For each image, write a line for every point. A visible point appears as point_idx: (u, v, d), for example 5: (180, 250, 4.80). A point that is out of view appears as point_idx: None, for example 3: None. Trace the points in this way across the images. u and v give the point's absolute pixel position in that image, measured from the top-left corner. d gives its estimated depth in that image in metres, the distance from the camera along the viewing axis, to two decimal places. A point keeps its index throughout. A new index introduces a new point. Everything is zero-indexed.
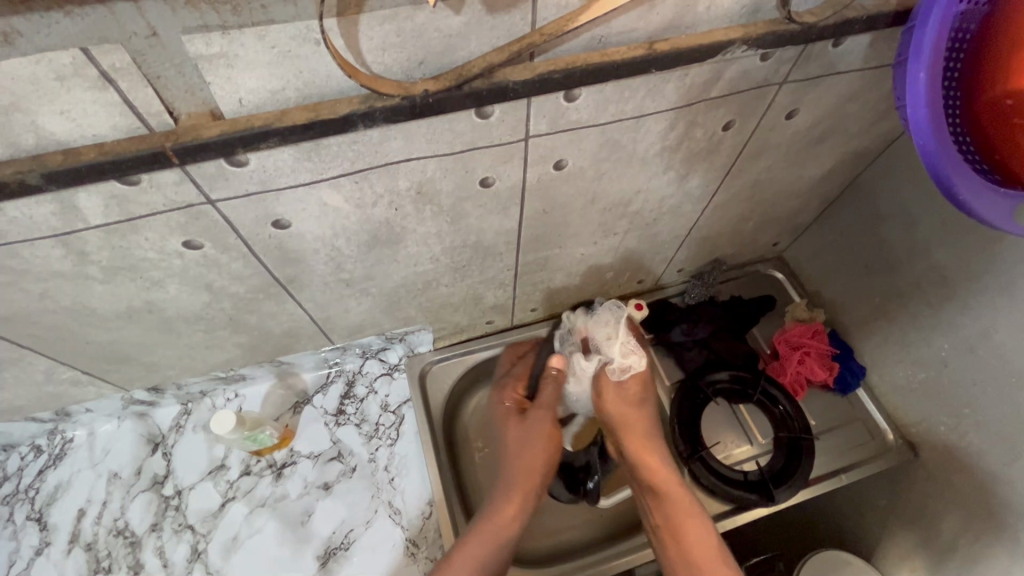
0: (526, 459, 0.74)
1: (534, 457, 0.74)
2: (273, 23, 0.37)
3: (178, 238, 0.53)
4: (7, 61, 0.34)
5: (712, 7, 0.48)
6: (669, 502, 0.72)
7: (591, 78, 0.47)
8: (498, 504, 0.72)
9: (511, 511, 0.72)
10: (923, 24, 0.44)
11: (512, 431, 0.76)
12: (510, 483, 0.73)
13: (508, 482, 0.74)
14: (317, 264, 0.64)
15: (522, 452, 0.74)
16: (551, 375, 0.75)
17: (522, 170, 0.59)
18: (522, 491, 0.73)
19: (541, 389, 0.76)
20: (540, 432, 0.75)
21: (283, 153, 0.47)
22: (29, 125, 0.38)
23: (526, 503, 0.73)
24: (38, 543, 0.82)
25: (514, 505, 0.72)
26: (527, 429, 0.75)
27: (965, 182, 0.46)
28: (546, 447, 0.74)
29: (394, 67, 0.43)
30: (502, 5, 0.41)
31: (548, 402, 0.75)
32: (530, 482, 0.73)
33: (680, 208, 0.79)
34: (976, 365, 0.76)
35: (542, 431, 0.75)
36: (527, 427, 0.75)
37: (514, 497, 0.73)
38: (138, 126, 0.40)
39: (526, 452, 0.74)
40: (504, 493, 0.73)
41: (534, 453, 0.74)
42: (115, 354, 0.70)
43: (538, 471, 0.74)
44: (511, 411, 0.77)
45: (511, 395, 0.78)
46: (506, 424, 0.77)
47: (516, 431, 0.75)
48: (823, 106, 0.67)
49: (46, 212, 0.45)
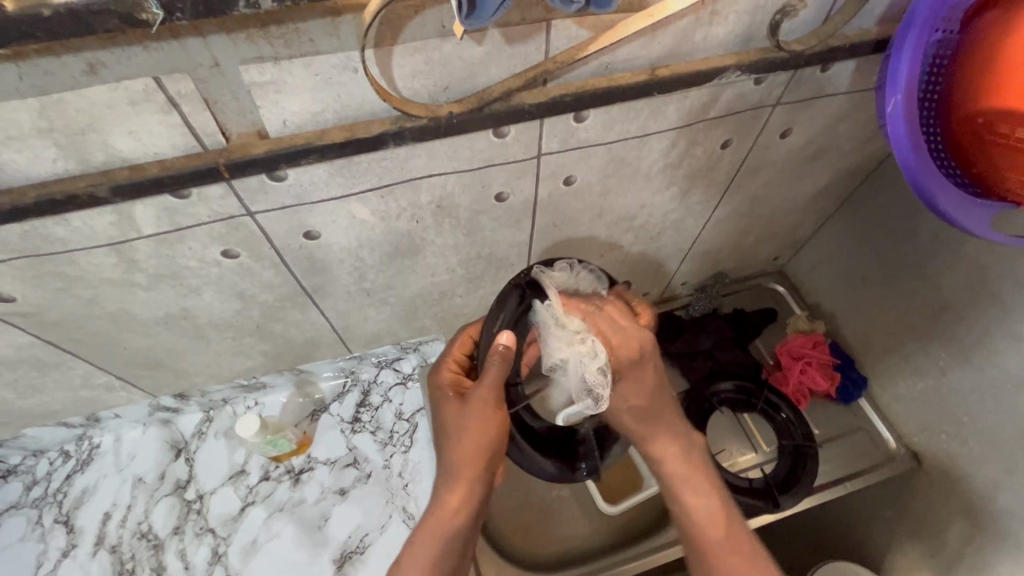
0: (465, 447, 0.62)
1: (475, 446, 0.61)
2: (318, 54, 0.42)
3: (218, 248, 0.57)
4: (90, 89, 0.39)
5: (708, 37, 0.53)
6: (694, 491, 0.65)
7: (599, 101, 0.52)
8: (440, 497, 0.63)
9: (456, 507, 0.63)
10: (899, 52, 0.48)
11: (450, 416, 0.63)
12: (451, 473, 0.63)
13: (449, 473, 0.63)
14: (341, 273, 0.68)
15: (460, 438, 0.62)
16: (495, 353, 0.60)
17: (534, 185, 0.64)
18: (462, 482, 0.62)
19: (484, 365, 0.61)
20: (485, 418, 0.61)
21: (319, 169, 0.51)
22: (101, 145, 0.43)
23: (472, 500, 0.63)
24: (65, 545, 0.84)
25: (457, 499, 0.63)
26: (466, 413, 0.62)
27: (944, 195, 0.51)
28: (491, 435, 0.62)
29: (422, 91, 0.48)
30: (520, 37, 0.46)
31: (491, 384, 0.61)
32: (472, 474, 0.62)
33: (683, 222, 0.83)
34: (972, 373, 0.79)
35: (485, 416, 0.61)
36: (468, 412, 0.62)
37: (457, 490, 0.63)
38: (194, 145, 0.45)
39: (466, 442, 0.61)
40: (445, 485, 0.63)
41: (474, 441, 0.61)
42: (148, 359, 0.74)
43: (481, 461, 0.62)
44: (450, 393, 0.65)
45: (447, 376, 0.67)
46: (444, 405, 0.65)
47: (453, 417, 0.63)
48: (815, 125, 0.71)
49: (105, 223, 0.50)
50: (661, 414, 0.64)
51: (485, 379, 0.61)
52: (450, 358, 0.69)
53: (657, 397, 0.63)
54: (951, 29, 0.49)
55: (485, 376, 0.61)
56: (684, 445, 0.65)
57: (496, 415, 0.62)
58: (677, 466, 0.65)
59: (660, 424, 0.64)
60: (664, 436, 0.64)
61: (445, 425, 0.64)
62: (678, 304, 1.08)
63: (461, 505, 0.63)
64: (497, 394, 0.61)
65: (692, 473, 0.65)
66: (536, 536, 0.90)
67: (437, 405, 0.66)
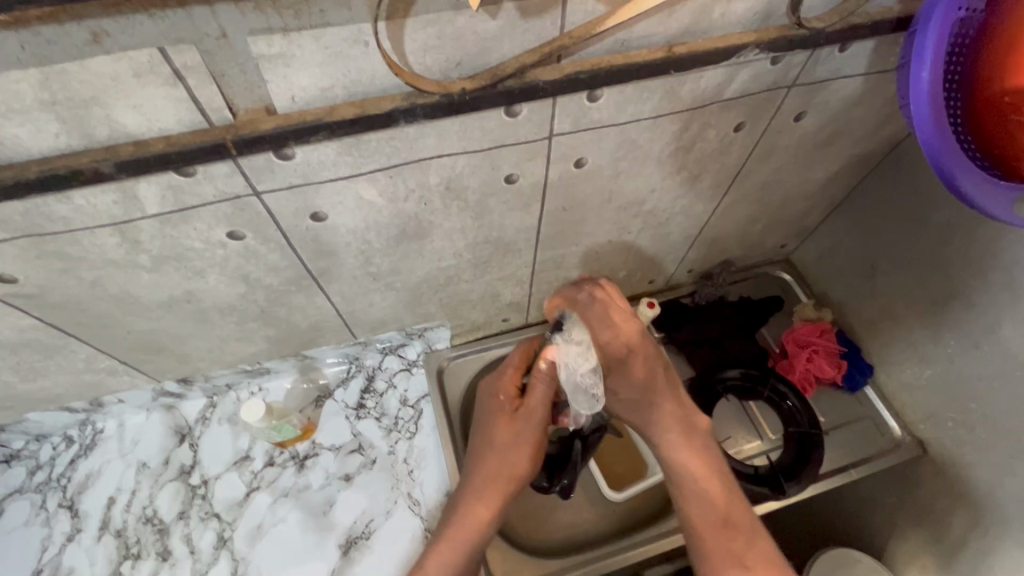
0: (511, 462, 0.73)
1: (517, 465, 0.73)
2: (328, 26, 0.40)
3: (223, 229, 0.56)
4: (93, 59, 0.37)
5: (726, 13, 0.52)
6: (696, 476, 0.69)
7: (614, 79, 0.51)
8: (474, 506, 0.73)
9: (483, 517, 0.72)
10: (925, 28, 0.47)
11: (503, 433, 0.73)
12: (489, 486, 0.73)
13: (485, 485, 0.73)
14: (348, 257, 0.67)
15: (512, 455, 0.73)
16: (540, 371, 0.71)
17: (545, 167, 0.63)
18: (496, 497, 0.73)
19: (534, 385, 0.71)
20: (534, 437, 0.73)
21: (327, 148, 0.50)
22: (104, 119, 0.41)
23: (498, 512, 0.73)
24: (69, 530, 0.84)
25: (488, 509, 0.72)
26: (519, 431, 0.72)
27: (967, 176, 0.49)
28: (531, 457, 0.73)
29: (433, 67, 0.46)
30: (535, 11, 0.44)
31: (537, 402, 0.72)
32: (508, 491, 0.73)
33: (692, 208, 0.82)
34: (982, 361, 0.78)
35: (534, 436, 0.73)
36: (522, 430, 0.72)
37: (488, 502, 0.73)
38: (200, 120, 0.44)
39: (514, 459, 0.73)
40: (478, 495, 0.73)
41: (520, 462, 0.73)
42: (151, 343, 0.73)
43: (515, 477, 0.73)
44: (506, 406, 0.73)
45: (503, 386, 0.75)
46: (498, 419, 0.73)
47: (508, 432, 0.73)
48: (829, 109, 0.70)
49: (108, 201, 0.49)
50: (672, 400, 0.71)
51: (535, 396, 0.71)
52: (512, 366, 0.75)
53: (654, 383, 0.70)
54: (976, 7, 0.47)
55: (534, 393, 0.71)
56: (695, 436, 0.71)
57: (535, 437, 0.73)
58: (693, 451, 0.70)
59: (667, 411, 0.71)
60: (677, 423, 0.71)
61: (497, 435, 0.73)
62: (685, 291, 1.07)
63: (487, 517, 0.72)
64: (542, 414, 0.72)
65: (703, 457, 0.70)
66: (536, 523, 0.89)
67: (489, 413, 0.75)
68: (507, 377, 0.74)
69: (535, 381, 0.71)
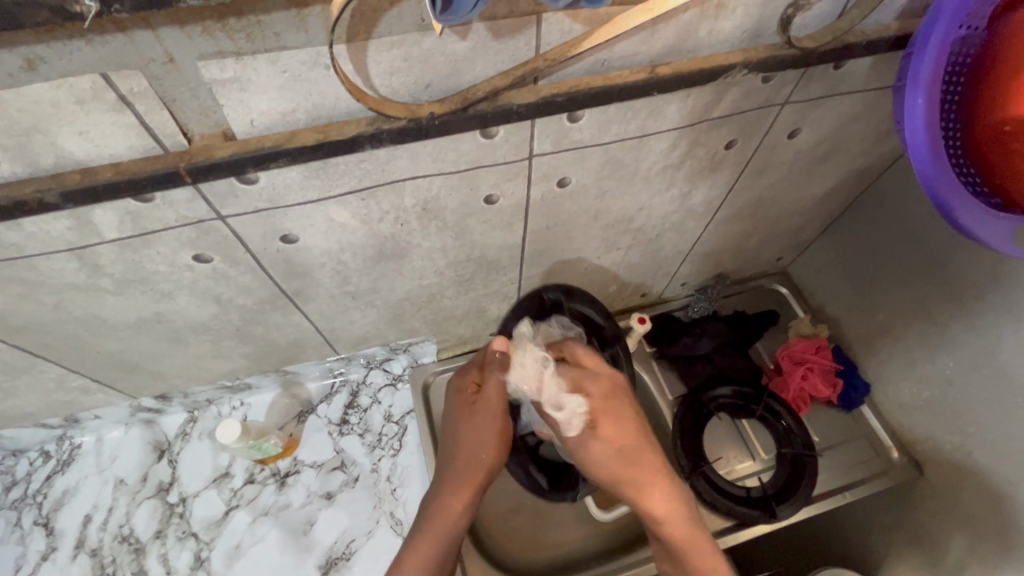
0: (481, 452, 0.73)
1: (487, 452, 0.73)
2: (285, 50, 0.38)
3: (188, 253, 0.54)
4: (30, 87, 0.35)
5: (714, 32, 0.49)
6: (693, 535, 0.71)
7: (593, 102, 0.48)
8: (448, 501, 0.71)
9: (459, 509, 0.71)
10: (921, 50, 0.44)
11: (469, 423, 0.74)
12: (462, 479, 0.73)
13: (458, 478, 0.72)
14: (323, 277, 0.65)
15: (481, 443, 0.73)
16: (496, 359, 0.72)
17: (526, 187, 0.60)
18: (468, 490, 0.72)
19: (490, 376, 0.74)
20: (499, 425, 0.74)
21: (292, 171, 0.48)
22: (49, 146, 0.39)
23: (472, 506, 0.72)
24: (44, 548, 0.83)
25: (463, 503, 0.71)
26: (484, 420, 0.74)
27: (965, 208, 0.46)
28: (496, 447, 0.74)
29: (401, 90, 0.44)
30: (507, 31, 0.42)
31: (497, 390, 0.74)
32: (479, 479, 0.73)
33: (683, 224, 0.79)
34: (980, 384, 0.76)
35: (497, 429, 0.74)
36: (486, 418, 0.74)
37: (465, 495, 0.72)
38: (153, 146, 0.42)
39: (484, 448, 0.73)
40: (451, 489, 0.72)
41: (490, 448, 0.73)
42: (123, 362, 0.71)
43: (486, 465, 0.73)
44: (471, 399, 0.76)
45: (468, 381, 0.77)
46: (462, 412, 0.75)
47: (474, 422, 0.74)
48: (826, 125, 0.68)
49: (62, 227, 0.47)
50: (636, 458, 0.73)
51: (490, 385, 0.74)
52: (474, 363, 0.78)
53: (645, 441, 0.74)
54: (976, 25, 0.45)
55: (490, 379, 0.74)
56: (661, 491, 0.72)
57: (504, 421, 0.74)
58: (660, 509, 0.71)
59: (633, 467, 0.72)
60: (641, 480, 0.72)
61: (461, 426, 0.75)
62: (678, 305, 1.04)
63: (463, 509, 0.71)
64: (503, 396, 0.74)
65: (684, 521, 0.71)
66: (524, 543, 0.86)
67: (455, 407, 0.77)
68: (471, 373, 0.77)
69: (489, 371, 0.74)
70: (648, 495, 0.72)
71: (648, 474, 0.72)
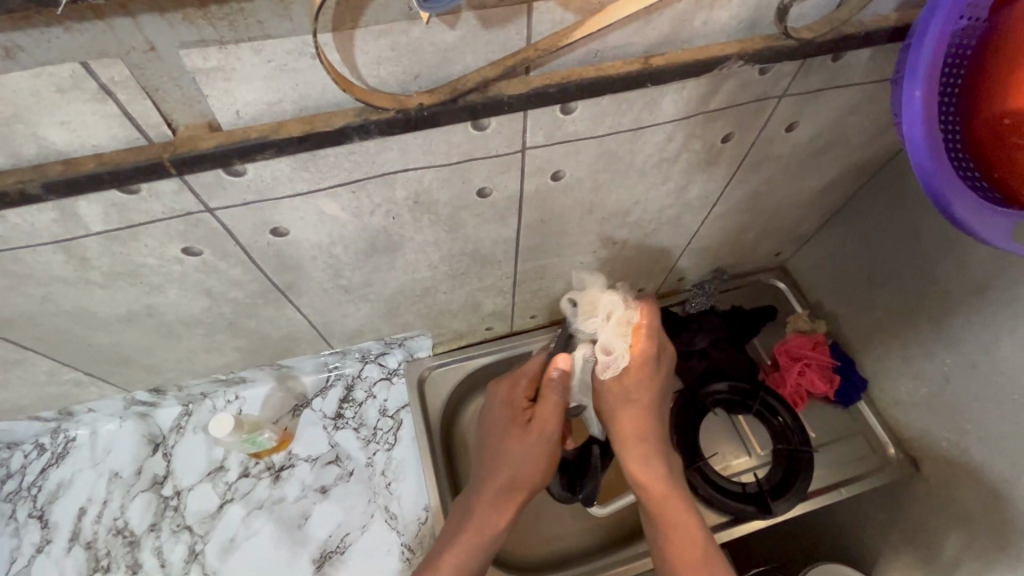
0: (525, 473, 0.72)
1: (533, 474, 0.72)
2: (269, 38, 0.37)
3: (177, 246, 0.54)
4: (8, 76, 0.34)
5: (709, 22, 0.48)
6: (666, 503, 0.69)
7: (585, 93, 0.48)
8: (489, 517, 0.71)
9: (500, 526, 0.71)
10: (920, 42, 0.43)
11: (516, 443, 0.73)
12: (505, 498, 0.72)
13: (500, 495, 0.72)
14: (315, 271, 0.64)
15: (527, 466, 0.72)
16: (557, 377, 0.72)
17: (520, 180, 0.60)
18: (511, 508, 0.72)
19: (546, 395, 0.72)
20: (547, 448, 0.73)
21: (280, 163, 0.47)
22: (30, 136, 0.39)
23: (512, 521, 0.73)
24: (39, 540, 0.83)
25: (504, 520, 0.72)
26: (534, 443, 0.72)
27: (963, 202, 0.46)
28: (542, 471, 0.73)
29: (389, 80, 0.43)
30: (497, 21, 0.41)
31: (551, 411, 0.72)
32: (521, 499, 0.73)
33: (680, 218, 0.78)
34: (977, 381, 0.75)
35: (545, 453, 0.73)
36: (535, 441, 0.72)
37: (506, 512, 0.72)
38: (136, 136, 0.41)
39: (530, 470, 0.72)
40: (493, 507, 0.72)
41: (534, 470, 0.72)
42: (115, 356, 0.71)
43: (529, 485, 0.73)
44: (520, 417, 0.74)
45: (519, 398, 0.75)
46: (511, 429, 0.74)
47: (521, 443, 0.72)
48: (824, 118, 0.67)
49: (47, 219, 0.46)
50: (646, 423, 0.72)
51: (547, 405, 0.72)
52: (525, 378, 0.76)
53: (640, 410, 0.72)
54: (978, 16, 0.44)
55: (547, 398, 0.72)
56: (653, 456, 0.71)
57: (553, 446, 0.73)
58: (652, 483, 0.70)
59: (639, 433, 0.71)
60: (642, 449, 0.71)
61: (508, 445, 0.73)
62: (676, 300, 1.04)
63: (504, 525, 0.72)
64: (557, 420, 0.73)
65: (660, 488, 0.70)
66: (518, 537, 0.85)
67: (502, 422, 0.75)
68: (522, 389, 0.75)
69: (547, 390, 0.72)
70: (643, 466, 0.71)
71: (629, 439, 0.71)
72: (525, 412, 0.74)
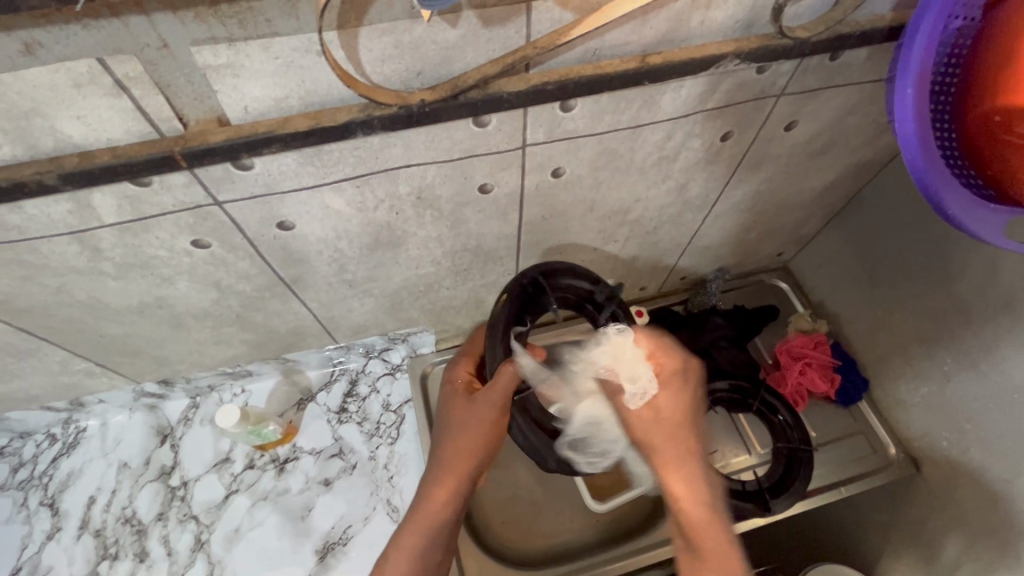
0: (461, 438, 0.65)
1: (474, 439, 0.65)
2: (277, 36, 0.39)
3: (187, 238, 0.55)
4: (30, 71, 0.36)
5: (706, 22, 0.49)
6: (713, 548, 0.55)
7: (584, 90, 0.49)
8: (430, 488, 0.64)
9: (443, 497, 0.64)
10: (911, 40, 0.44)
11: (456, 409, 0.67)
12: (447, 467, 0.65)
13: (440, 464, 0.66)
14: (321, 265, 0.66)
15: (467, 428, 0.65)
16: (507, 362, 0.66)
17: (520, 177, 0.61)
18: (455, 478, 0.65)
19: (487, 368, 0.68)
20: (486, 411, 0.65)
21: (287, 158, 0.49)
22: (48, 129, 0.40)
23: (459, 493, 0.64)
24: (49, 528, 0.85)
25: (447, 491, 0.64)
26: (473, 406, 0.66)
27: (956, 199, 0.46)
28: (482, 434, 0.65)
29: (393, 77, 0.45)
30: (497, 19, 0.42)
31: (501, 383, 0.65)
32: (466, 468, 0.65)
33: (681, 217, 0.79)
34: (977, 381, 0.75)
35: (483, 415, 0.65)
36: (472, 405, 0.66)
37: (448, 484, 0.64)
38: (149, 131, 0.43)
39: (469, 433, 0.65)
40: (433, 479, 0.65)
41: (475, 433, 0.65)
42: (127, 346, 0.73)
43: (473, 451, 0.65)
44: (458, 390, 0.70)
45: (462, 373, 0.72)
46: (452, 399, 0.69)
47: (462, 407, 0.67)
48: (823, 118, 0.67)
49: (63, 211, 0.48)
50: (683, 440, 0.61)
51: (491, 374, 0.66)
52: (464, 358, 0.74)
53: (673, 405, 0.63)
54: (972, 16, 0.45)
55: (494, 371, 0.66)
56: (694, 470, 0.60)
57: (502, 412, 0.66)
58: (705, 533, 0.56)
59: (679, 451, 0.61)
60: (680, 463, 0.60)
61: (449, 411, 0.68)
62: (678, 299, 1.04)
63: (447, 497, 0.64)
64: (501, 384, 0.65)
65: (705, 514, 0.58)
66: (519, 532, 0.85)
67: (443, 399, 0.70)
68: (460, 367, 0.73)
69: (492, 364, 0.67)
70: (680, 482, 0.60)
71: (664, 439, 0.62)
72: (467, 386, 0.70)
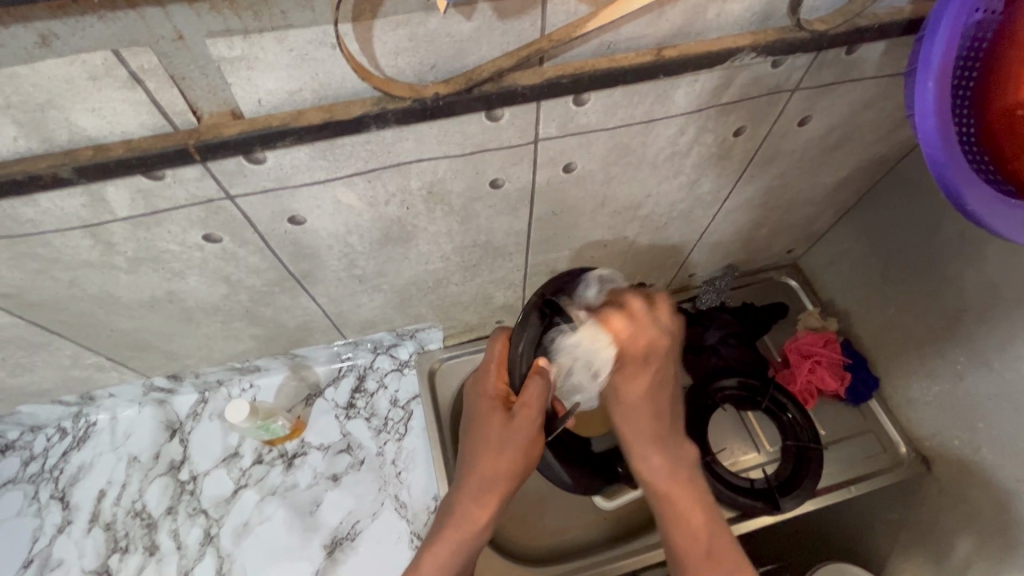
0: (505, 460, 0.65)
1: (512, 461, 0.66)
2: (291, 28, 0.38)
3: (198, 232, 0.55)
4: (45, 63, 0.36)
5: (722, 14, 0.49)
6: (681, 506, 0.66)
7: (598, 84, 0.48)
8: (470, 508, 0.66)
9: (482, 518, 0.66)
10: (932, 35, 0.43)
11: (495, 432, 0.66)
12: (487, 488, 0.66)
13: (483, 487, 0.66)
14: (330, 260, 0.66)
15: (505, 451, 0.65)
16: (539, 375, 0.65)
17: (531, 172, 0.60)
18: (494, 497, 0.66)
19: (527, 383, 0.65)
20: (529, 434, 0.66)
21: (299, 152, 0.48)
22: (63, 122, 0.40)
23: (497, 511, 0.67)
24: (60, 521, 0.86)
25: (487, 510, 0.66)
26: (515, 430, 0.66)
27: (976, 194, 0.46)
28: (525, 458, 0.66)
29: (406, 70, 0.44)
30: (512, 12, 0.42)
31: (535, 395, 0.65)
32: (505, 488, 0.66)
33: (691, 213, 0.79)
34: (990, 379, 0.75)
35: (528, 437, 0.66)
36: (518, 426, 0.65)
37: (488, 504, 0.66)
38: (163, 124, 0.43)
39: (509, 456, 0.66)
40: (475, 497, 0.67)
41: (511, 457, 0.66)
42: (137, 341, 0.73)
43: (510, 473, 0.66)
44: (497, 405, 0.67)
45: (496, 387, 0.69)
46: (490, 418, 0.67)
47: (502, 429, 0.66)
48: (837, 113, 0.67)
49: (76, 204, 0.48)
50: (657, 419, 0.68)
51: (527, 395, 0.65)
52: (494, 362, 0.70)
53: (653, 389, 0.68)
54: (993, 9, 0.44)
55: (527, 389, 0.65)
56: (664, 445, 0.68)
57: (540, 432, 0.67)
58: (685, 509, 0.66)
59: (656, 437, 0.68)
60: (659, 447, 0.68)
61: (487, 432, 0.67)
62: (686, 296, 1.04)
63: (486, 518, 0.66)
64: (540, 407, 0.65)
65: (675, 479, 0.67)
66: (528, 530, 0.85)
67: (479, 415, 0.68)
68: (493, 377, 0.69)
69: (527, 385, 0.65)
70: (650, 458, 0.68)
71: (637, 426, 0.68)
72: (504, 401, 0.68)
